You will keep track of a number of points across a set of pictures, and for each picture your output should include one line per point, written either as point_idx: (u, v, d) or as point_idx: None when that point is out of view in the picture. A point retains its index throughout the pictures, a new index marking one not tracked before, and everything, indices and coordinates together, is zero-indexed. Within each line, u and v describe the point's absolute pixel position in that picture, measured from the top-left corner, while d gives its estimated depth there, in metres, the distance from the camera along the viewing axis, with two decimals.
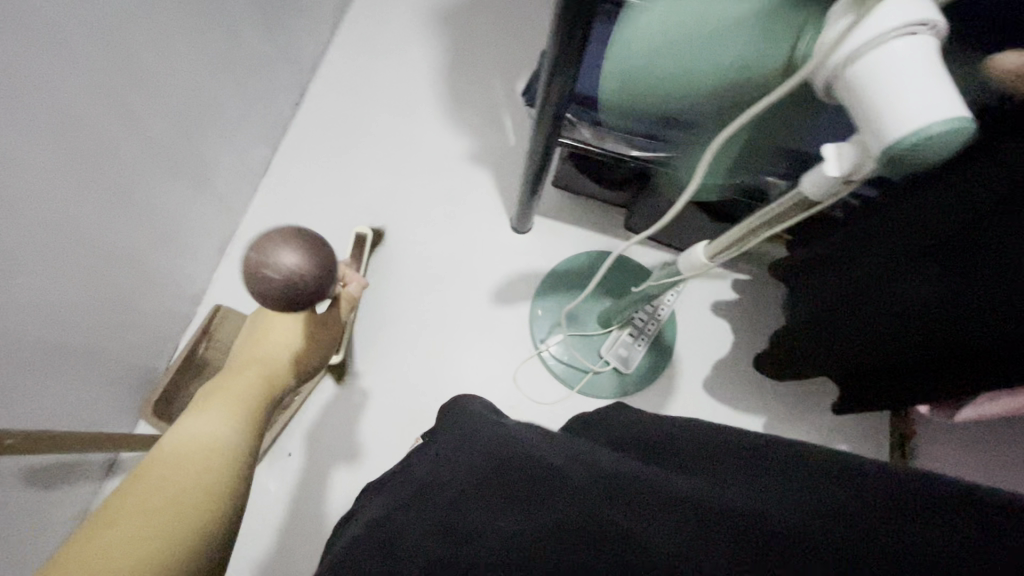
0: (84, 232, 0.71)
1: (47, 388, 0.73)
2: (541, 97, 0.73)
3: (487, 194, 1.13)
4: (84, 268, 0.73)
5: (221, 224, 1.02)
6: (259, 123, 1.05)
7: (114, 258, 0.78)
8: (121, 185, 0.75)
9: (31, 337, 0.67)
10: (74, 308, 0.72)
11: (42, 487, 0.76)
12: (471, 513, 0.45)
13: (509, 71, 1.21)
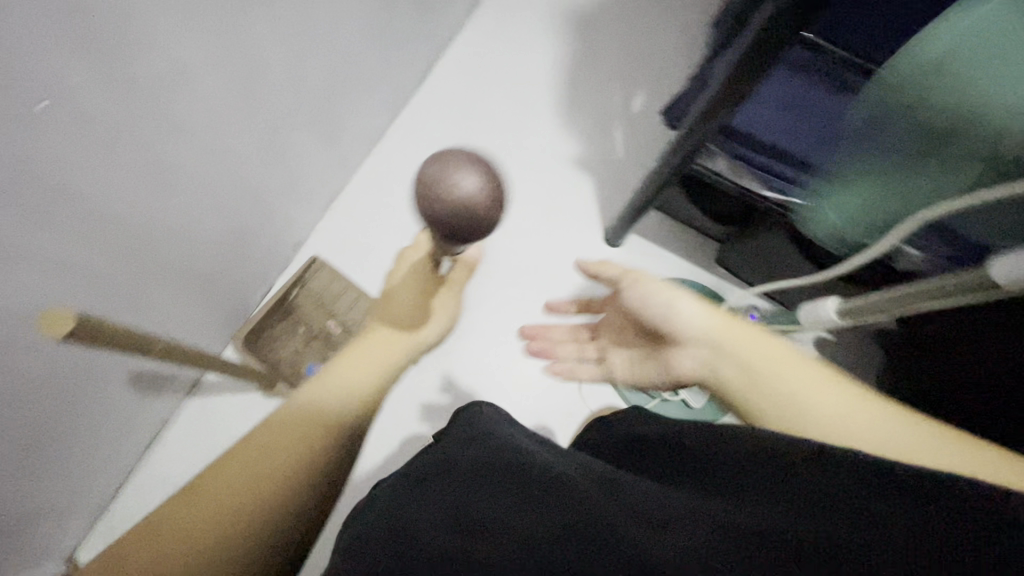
0: (229, 162, 0.74)
1: (166, 301, 0.77)
2: (692, 121, 0.73)
3: (588, 202, 1.14)
4: (221, 195, 0.76)
5: (333, 180, 1.05)
6: (388, 90, 1.07)
7: (246, 192, 0.82)
8: (268, 124, 0.78)
9: (168, 250, 0.71)
10: (205, 233, 0.76)
11: (139, 392, 0.81)
12: (469, 521, 0.38)
13: (630, 85, 1.21)
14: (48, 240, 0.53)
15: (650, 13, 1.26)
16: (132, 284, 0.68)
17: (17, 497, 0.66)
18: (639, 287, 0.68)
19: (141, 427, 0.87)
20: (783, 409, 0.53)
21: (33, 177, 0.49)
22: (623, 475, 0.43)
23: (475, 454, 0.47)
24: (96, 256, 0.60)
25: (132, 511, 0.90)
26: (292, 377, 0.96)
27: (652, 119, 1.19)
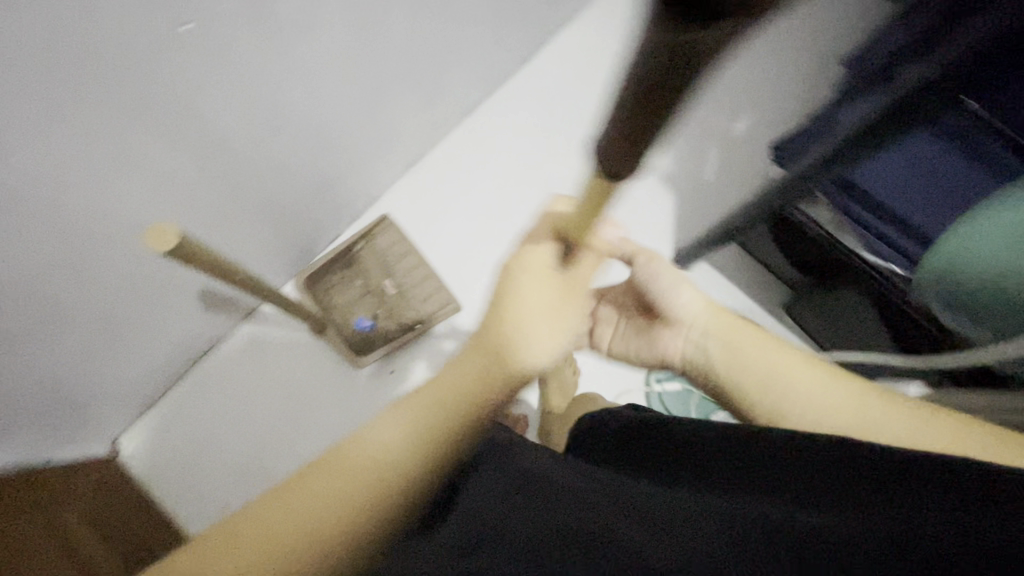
0: (326, 109, 0.75)
1: (245, 230, 0.80)
2: (809, 167, 0.68)
3: (665, 219, 1.10)
4: (314, 140, 0.78)
5: (421, 145, 1.05)
6: (495, 67, 1.05)
7: (338, 142, 0.83)
8: (373, 79, 0.78)
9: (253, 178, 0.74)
10: (291, 169, 0.78)
11: (203, 307, 0.85)
12: (488, 514, 0.40)
13: (738, 108, 1.15)
14: (143, 143, 0.57)
15: (781, 33, 1.17)
16: (214, 205, 0.72)
17: (76, 373, 0.72)
18: (652, 263, 0.65)
19: (196, 342, 0.92)
20: (760, 386, 0.56)
21: (139, 82, 0.51)
22: (626, 479, 0.46)
23: (490, 453, 0.50)
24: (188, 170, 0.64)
25: (174, 415, 0.96)
26: (340, 326, 0.98)
27: (752, 147, 1.12)
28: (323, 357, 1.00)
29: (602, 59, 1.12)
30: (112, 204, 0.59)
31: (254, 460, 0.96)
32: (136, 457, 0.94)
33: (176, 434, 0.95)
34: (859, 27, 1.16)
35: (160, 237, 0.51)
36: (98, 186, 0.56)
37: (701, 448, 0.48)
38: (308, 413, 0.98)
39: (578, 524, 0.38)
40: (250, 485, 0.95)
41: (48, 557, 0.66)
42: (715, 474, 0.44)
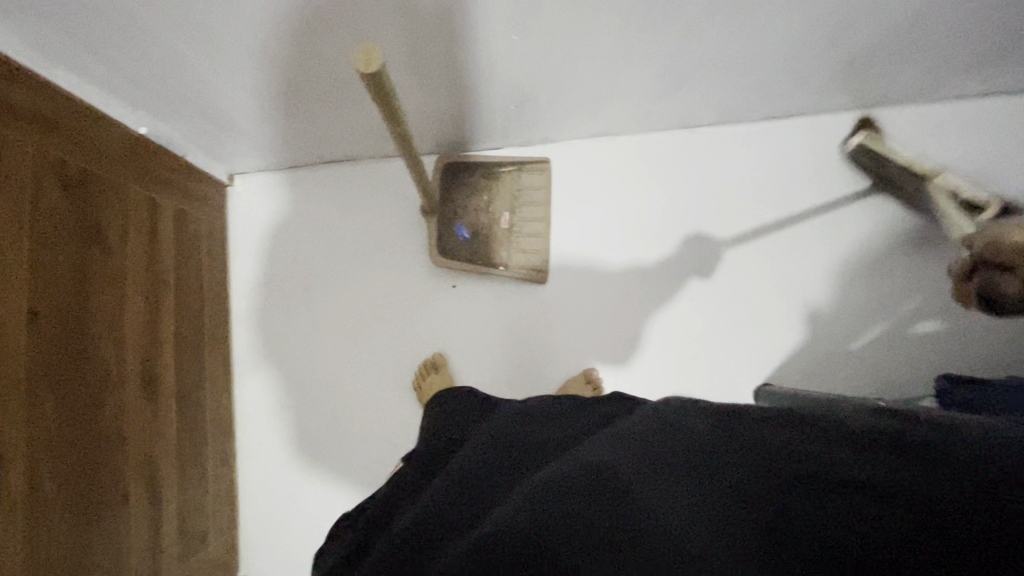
0: (547, 23, 0.70)
1: (414, 81, 0.82)
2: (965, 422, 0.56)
3: (777, 349, 0.98)
4: (521, 43, 0.74)
5: (611, 122, 0.99)
6: (732, 101, 0.94)
7: (538, 64, 0.80)
8: (607, 30, 0.73)
9: (446, 41, 0.73)
10: (484, 55, 0.76)
11: (345, 113, 0.90)
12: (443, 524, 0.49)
13: (944, 306, 0.94)
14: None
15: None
16: (420, 46, 0.73)
17: (244, 95, 0.81)
18: None
19: (330, 145, 0.99)
20: None
21: None
22: (608, 434, 0.54)
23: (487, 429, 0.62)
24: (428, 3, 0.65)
25: (284, 186, 1.05)
26: (443, 220, 1.01)
27: (922, 356, 0.94)
28: (410, 230, 1.04)
29: (839, 170, 0.98)
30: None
31: (309, 266, 1.04)
32: (238, 195, 1.05)
33: (273, 201, 1.05)
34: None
35: (366, 58, 0.52)
36: None
37: (661, 412, 0.55)
38: (369, 262, 1.04)
39: (592, 475, 0.46)
40: (293, 280, 1.04)
41: (134, 222, 0.76)
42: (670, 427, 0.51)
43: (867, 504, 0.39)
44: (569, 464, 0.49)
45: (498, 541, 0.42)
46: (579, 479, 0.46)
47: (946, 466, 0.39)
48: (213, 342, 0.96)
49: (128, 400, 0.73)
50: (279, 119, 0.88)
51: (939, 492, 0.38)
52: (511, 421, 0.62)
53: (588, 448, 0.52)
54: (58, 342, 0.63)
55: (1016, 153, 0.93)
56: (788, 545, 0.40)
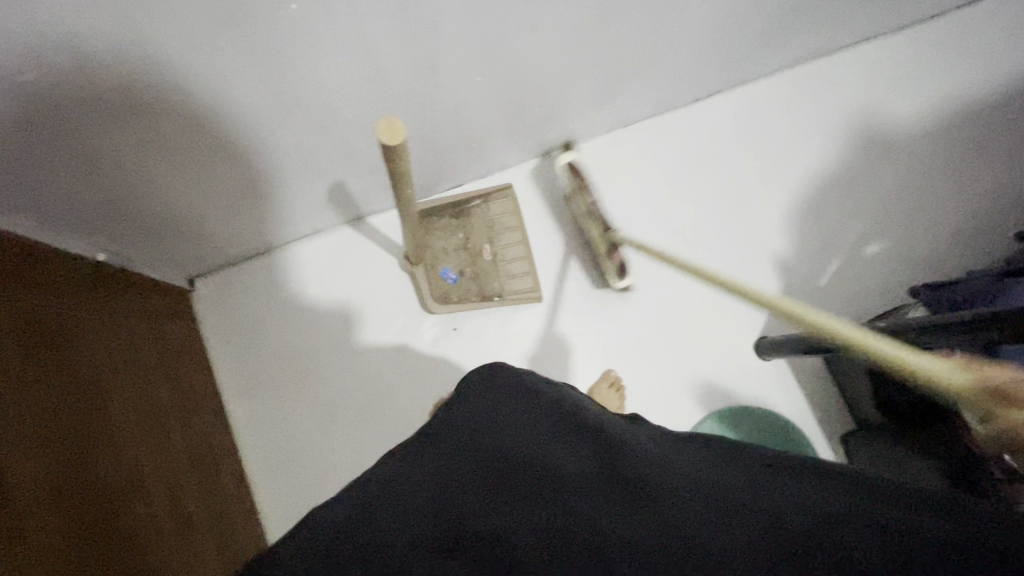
0: (494, 54, 0.73)
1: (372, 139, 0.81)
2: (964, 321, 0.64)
3: (764, 301, 1.05)
4: (472, 78, 0.77)
5: (558, 136, 1.03)
6: (662, 93, 1.01)
7: (489, 95, 0.82)
8: (551, 49, 0.77)
9: (400, 92, 0.73)
10: (437, 98, 0.78)
11: (304, 187, 0.87)
12: (474, 505, 0.48)
13: (879, 227, 1.06)
14: (373, 21, 0.60)
15: (970, 175, 1.07)
16: (382, 102, 0.74)
17: (201, 193, 0.77)
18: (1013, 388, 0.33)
19: (290, 225, 0.95)
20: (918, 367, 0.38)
21: None
22: (624, 430, 0.57)
23: (499, 390, 0.61)
24: (389, 57, 0.66)
25: (247, 278, 0.99)
26: (427, 268, 1.01)
27: (882, 273, 1.05)
28: (396, 286, 1.02)
29: (762, 133, 1.09)
30: (295, 56, 0.61)
31: (298, 351, 0.99)
32: (203, 299, 0.98)
33: (242, 296, 0.99)
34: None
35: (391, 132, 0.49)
36: (286, 38, 0.58)
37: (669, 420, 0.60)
38: (361, 328, 1.00)
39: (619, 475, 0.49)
40: (286, 370, 0.98)
41: (112, 353, 0.70)
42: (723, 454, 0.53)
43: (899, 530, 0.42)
44: (583, 456, 0.52)
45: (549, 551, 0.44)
46: (600, 470, 0.50)
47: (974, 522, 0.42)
48: (222, 457, 0.88)
49: (160, 542, 0.66)
50: (233, 207, 0.84)
51: (931, 541, 0.40)
52: (529, 394, 0.60)
53: (605, 438, 0.54)
54: (79, 501, 0.56)
55: (892, 86, 1.09)
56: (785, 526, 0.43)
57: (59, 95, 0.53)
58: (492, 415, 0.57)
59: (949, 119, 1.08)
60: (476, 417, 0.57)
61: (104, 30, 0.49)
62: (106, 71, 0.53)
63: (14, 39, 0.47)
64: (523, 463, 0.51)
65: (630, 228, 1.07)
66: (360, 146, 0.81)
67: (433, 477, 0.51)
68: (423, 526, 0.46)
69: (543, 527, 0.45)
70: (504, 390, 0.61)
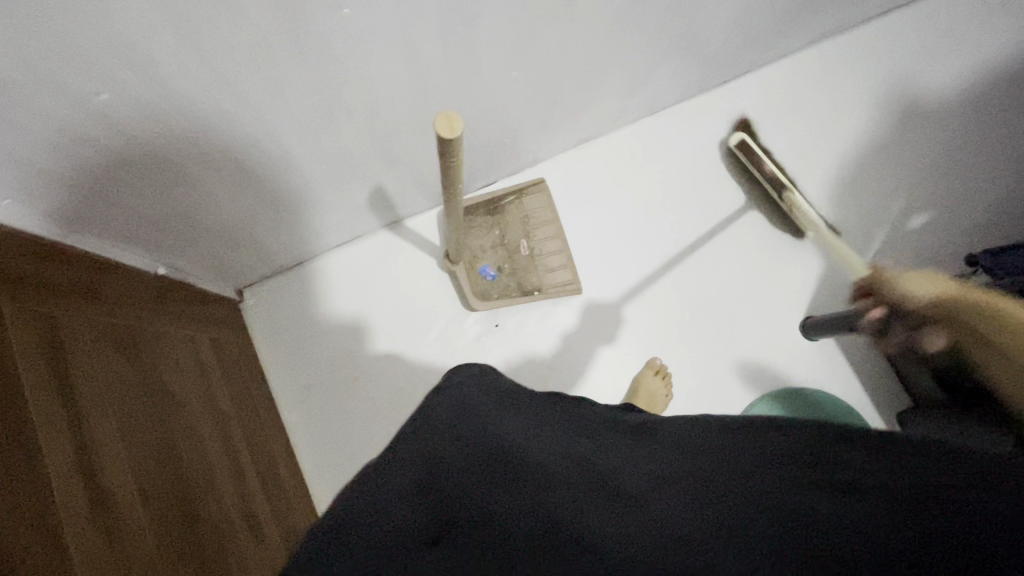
0: (529, 49, 0.74)
1: (410, 141, 0.82)
2: None
3: (808, 281, 1.03)
4: (507, 73, 0.77)
5: (589, 127, 1.03)
6: (692, 77, 1.00)
7: (525, 90, 0.83)
8: (586, 41, 0.78)
9: (438, 92, 0.74)
10: (472, 97, 0.79)
11: (345, 194, 0.89)
12: (461, 494, 0.47)
13: (923, 198, 1.03)
14: (418, 22, 0.61)
15: (1014, 139, 1.04)
16: (423, 103, 0.75)
17: (244, 207, 0.79)
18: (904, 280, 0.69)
19: (332, 231, 0.97)
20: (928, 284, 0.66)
21: None
22: (592, 437, 0.57)
23: (466, 394, 0.60)
24: (431, 57, 0.68)
25: (290, 286, 1.02)
26: (466, 266, 1.01)
27: (931, 244, 1.02)
28: (436, 287, 1.03)
29: (795, 110, 1.07)
30: (342, 62, 0.62)
31: (343, 355, 1.00)
32: (251, 309, 1.01)
33: (287, 304, 1.01)
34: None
35: (449, 125, 0.53)
36: (334, 45, 0.59)
37: (647, 420, 0.59)
38: (402, 329, 1.02)
39: (597, 471, 0.50)
40: (332, 374, 1.00)
41: (178, 362, 0.73)
42: (698, 440, 0.53)
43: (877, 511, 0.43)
44: (555, 454, 0.52)
45: (530, 536, 0.44)
46: (576, 465, 0.51)
47: (958, 481, 0.42)
48: (280, 462, 0.90)
49: (233, 543, 0.68)
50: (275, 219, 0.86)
51: (905, 528, 0.41)
52: (496, 400, 0.60)
53: (578, 437, 0.56)
54: (159, 505, 0.58)
55: (928, 54, 1.06)
56: (771, 510, 0.44)
57: (129, 117, 0.55)
58: (463, 416, 0.56)
59: (989, 84, 1.05)
60: (451, 416, 0.56)
61: (178, 50, 0.51)
62: (173, 91, 0.55)
63: (94, 66, 0.49)
64: (500, 461, 0.50)
65: (665, 216, 1.06)
66: (401, 148, 0.82)
67: (420, 460, 0.51)
68: (413, 514, 0.47)
69: (524, 520, 0.45)
70: (469, 395, 0.60)
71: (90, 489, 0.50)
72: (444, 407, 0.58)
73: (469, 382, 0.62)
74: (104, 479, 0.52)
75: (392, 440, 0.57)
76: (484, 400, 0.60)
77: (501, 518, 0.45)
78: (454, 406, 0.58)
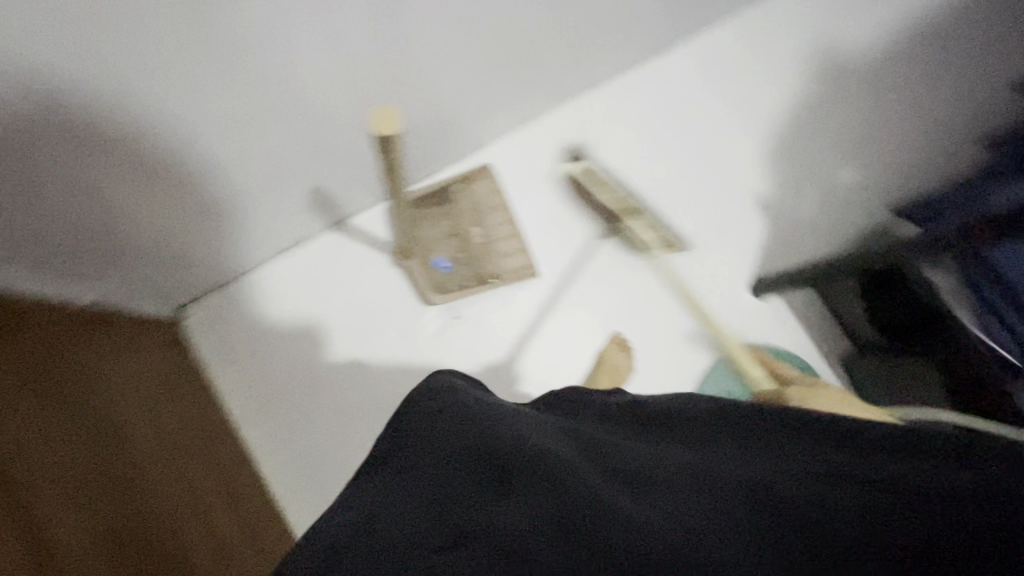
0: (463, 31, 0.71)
1: (347, 136, 0.78)
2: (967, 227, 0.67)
3: (752, 242, 1.07)
4: (442, 57, 0.74)
5: (531, 106, 1.01)
6: (627, 49, 1.00)
7: (461, 74, 0.80)
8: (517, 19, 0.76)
9: (371, 82, 0.71)
10: (408, 84, 0.75)
11: (282, 197, 0.84)
12: (472, 506, 0.47)
13: (851, 154, 1.09)
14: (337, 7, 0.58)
15: (928, 91, 1.10)
16: (354, 95, 0.71)
17: (171, 217, 0.74)
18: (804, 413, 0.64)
19: (273, 236, 0.92)
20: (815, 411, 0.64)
21: None
22: (589, 429, 0.56)
23: (452, 408, 0.59)
24: (356, 44, 0.64)
25: (235, 299, 0.96)
26: (420, 260, 0.99)
27: (861, 196, 1.08)
28: (392, 283, 1.00)
29: (729, 77, 1.09)
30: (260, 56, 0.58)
31: (301, 364, 0.96)
32: (194, 326, 0.95)
33: (234, 318, 0.96)
34: (1012, 103, 1.10)
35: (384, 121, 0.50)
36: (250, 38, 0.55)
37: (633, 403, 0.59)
38: (360, 332, 0.98)
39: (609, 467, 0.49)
40: (291, 386, 0.96)
41: None
42: (706, 422, 0.53)
43: (882, 494, 0.43)
44: (564, 452, 0.51)
45: (545, 544, 0.43)
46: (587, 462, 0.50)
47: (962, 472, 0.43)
48: (244, 481, 0.87)
49: None
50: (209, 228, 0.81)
51: (910, 511, 0.42)
52: (483, 402, 0.59)
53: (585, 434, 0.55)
54: None
55: (847, 13, 1.10)
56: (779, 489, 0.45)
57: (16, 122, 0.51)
58: (456, 427, 0.55)
59: (903, 40, 1.10)
60: (450, 424, 0.56)
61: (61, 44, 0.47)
62: (65, 95, 0.52)
63: None
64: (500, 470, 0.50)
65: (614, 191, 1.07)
66: (339, 144, 0.78)
67: (427, 477, 0.51)
68: (419, 524, 0.46)
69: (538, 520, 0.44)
70: (447, 406, 0.59)
71: (24, 533, 0.48)
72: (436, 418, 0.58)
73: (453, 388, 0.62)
74: (34, 517, 0.51)
75: (384, 457, 0.57)
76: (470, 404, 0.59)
77: (514, 527, 0.44)
78: (446, 414, 0.58)
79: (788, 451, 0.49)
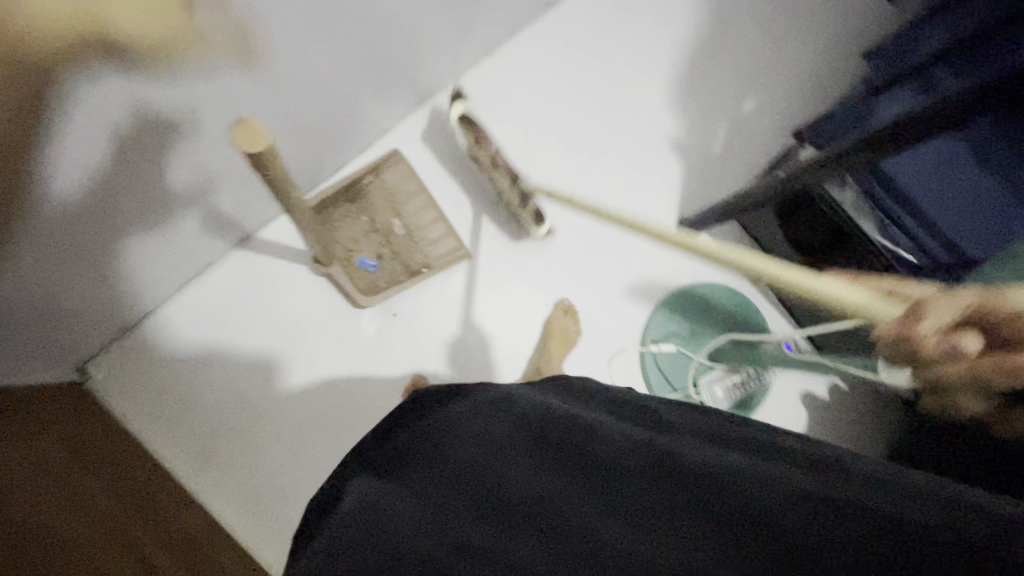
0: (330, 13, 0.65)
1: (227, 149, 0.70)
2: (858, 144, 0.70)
3: (673, 186, 1.09)
4: (316, 46, 0.67)
5: (428, 83, 0.95)
6: (516, 7, 0.95)
7: (343, 61, 0.73)
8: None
9: (238, 86, 0.63)
10: (282, 81, 0.68)
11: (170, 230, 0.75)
12: (458, 526, 0.45)
13: (749, 83, 1.11)
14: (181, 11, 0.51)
15: (810, 11, 1.13)
16: (226, 105, 0.64)
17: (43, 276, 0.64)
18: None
19: (173, 270, 0.84)
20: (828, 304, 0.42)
21: None
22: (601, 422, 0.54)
23: (465, 417, 0.60)
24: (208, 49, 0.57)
25: (148, 344, 0.88)
26: (344, 262, 0.94)
27: (765, 125, 1.11)
28: (319, 294, 0.94)
29: (623, 23, 1.07)
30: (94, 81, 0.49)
31: (239, 398, 0.90)
32: (106, 384, 0.86)
33: (150, 365, 0.88)
34: (885, 14, 1.15)
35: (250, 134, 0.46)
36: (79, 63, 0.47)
37: (644, 407, 0.59)
38: (296, 351, 0.93)
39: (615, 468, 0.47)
40: (232, 423, 0.90)
41: (22, 477, 0.61)
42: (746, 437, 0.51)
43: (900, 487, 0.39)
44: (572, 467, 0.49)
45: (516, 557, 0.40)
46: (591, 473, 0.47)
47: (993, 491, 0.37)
48: (202, 530, 0.82)
49: None
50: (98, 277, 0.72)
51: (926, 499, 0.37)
52: (476, 417, 0.59)
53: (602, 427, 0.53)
54: None
55: None
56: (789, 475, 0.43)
57: None
58: (466, 440, 0.56)
59: None
60: (456, 439, 0.56)
61: None
62: None
63: None
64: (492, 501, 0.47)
65: (531, 156, 1.04)
66: (220, 159, 0.71)
67: (429, 496, 0.50)
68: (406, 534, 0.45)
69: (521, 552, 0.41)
70: (449, 422, 0.60)
71: None
72: (433, 441, 0.59)
73: (450, 413, 0.62)
74: None
75: (364, 483, 0.56)
76: (462, 421, 0.59)
77: (495, 544, 0.42)
78: (452, 426, 0.59)
79: (817, 463, 0.45)
